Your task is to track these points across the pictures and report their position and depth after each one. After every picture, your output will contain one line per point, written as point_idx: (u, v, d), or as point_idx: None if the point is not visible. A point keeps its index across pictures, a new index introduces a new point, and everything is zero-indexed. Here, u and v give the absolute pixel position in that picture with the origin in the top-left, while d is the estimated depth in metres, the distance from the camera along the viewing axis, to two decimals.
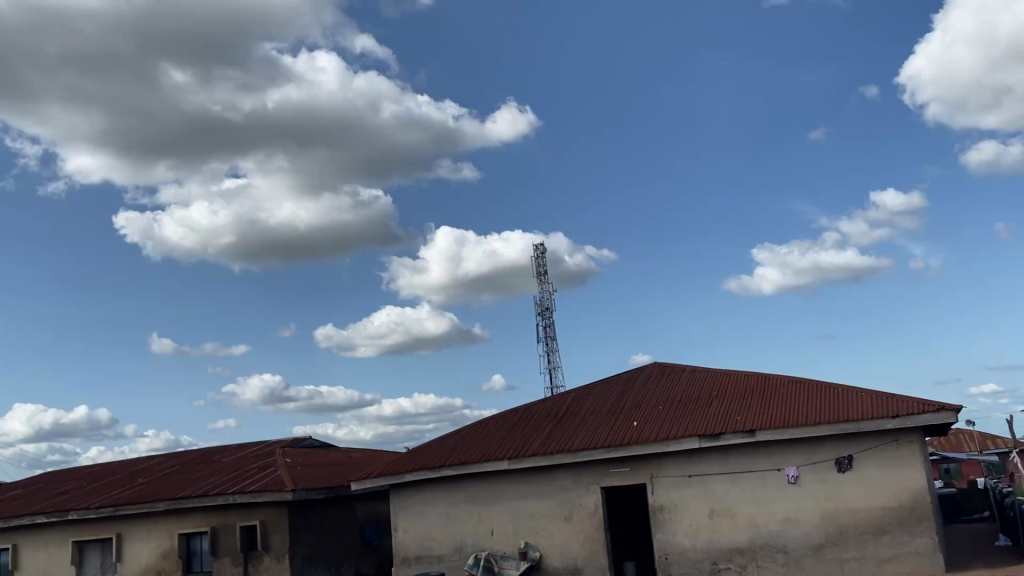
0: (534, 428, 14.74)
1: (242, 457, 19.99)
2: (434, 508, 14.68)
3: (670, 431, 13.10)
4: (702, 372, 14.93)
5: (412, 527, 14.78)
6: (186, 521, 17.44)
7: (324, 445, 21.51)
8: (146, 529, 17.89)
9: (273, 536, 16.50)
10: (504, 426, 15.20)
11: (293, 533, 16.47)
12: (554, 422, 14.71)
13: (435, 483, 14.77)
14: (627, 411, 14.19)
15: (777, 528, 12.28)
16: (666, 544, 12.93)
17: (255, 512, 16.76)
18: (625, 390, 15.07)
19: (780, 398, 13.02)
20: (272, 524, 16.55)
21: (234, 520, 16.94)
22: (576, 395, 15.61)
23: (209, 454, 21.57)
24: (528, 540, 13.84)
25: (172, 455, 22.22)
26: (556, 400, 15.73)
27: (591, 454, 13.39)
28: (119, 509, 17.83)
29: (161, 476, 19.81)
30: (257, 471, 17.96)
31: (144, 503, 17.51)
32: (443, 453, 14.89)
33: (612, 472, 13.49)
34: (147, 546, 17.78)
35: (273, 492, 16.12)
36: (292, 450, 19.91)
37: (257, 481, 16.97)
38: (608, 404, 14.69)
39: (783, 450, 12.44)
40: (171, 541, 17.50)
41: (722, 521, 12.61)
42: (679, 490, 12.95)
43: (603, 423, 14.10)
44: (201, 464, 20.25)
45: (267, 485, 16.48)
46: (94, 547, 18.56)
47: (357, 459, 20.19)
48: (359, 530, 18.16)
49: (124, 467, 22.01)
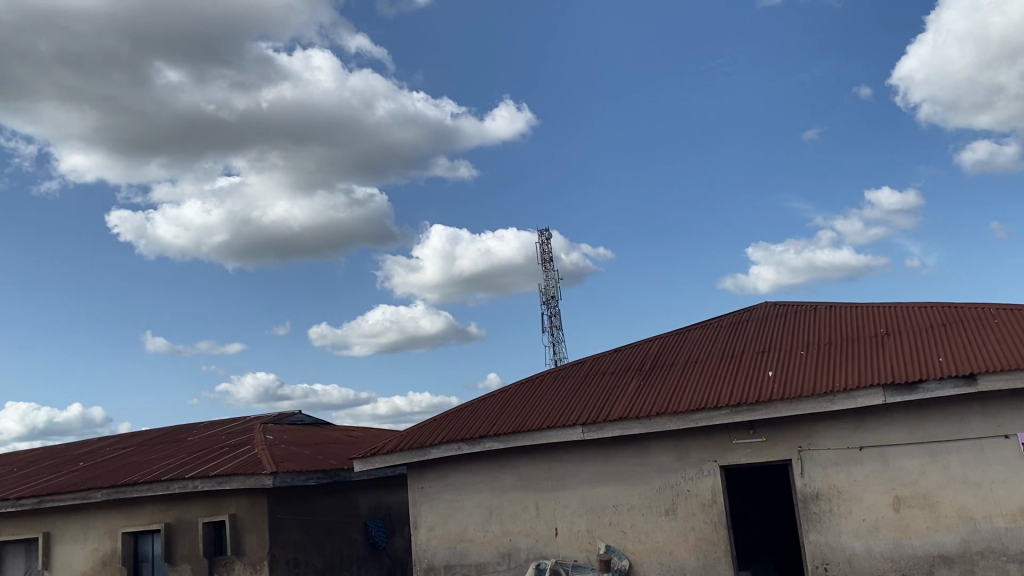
0: (614, 383, 10.48)
1: (212, 435, 15.67)
2: (471, 497, 10.39)
3: (829, 381, 8.84)
4: (847, 308, 10.64)
5: (441, 525, 10.51)
6: (133, 516, 13.15)
7: (317, 422, 17.19)
8: (82, 527, 13.60)
9: (248, 535, 12.21)
10: (569, 382, 10.95)
11: (274, 533, 12.18)
12: (642, 376, 10.42)
13: (471, 463, 10.47)
14: (750, 359, 9.93)
15: (1007, 526, 7.99)
16: (826, 549, 8.69)
17: (223, 504, 12.47)
18: (739, 333, 10.83)
19: (994, 332, 8.73)
20: (246, 520, 12.26)
21: (195, 515, 12.65)
22: (665, 343, 11.35)
23: (171, 433, 17.23)
24: (610, 543, 9.57)
25: (127, 435, 17.87)
26: (635, 350, 11.42)
27: (708, 418, 9.10)
28: (45, 501, 13.53)
29: (108, 459, 15.51)
30: (227, 450, 13.65)
31: (77, 493, 13.22)
32: (484, 420, 10.61)
33: (738, 444, 9.18)
34: (83, 550, 13.50)
35: (247, 477, 11.83)
36: (276, 427, 15.60)
37: (226, 462, 12.67)
38: (719, 351, 10.44)
39: (1014, 406, 8.13)
40: (114, 542, 13.21)
41: (916, 515, 8.35)
42: (844, 469, 8.70)
43: (717, 376, 9.82)
44: (160, 445, 15.93)
45: (238, 467, 12.19)
46: (16, 549, 14.25)
47: (359, 437, 15.88)
48: (363, 527, 13.87)
49: (66, 451, 17.65)
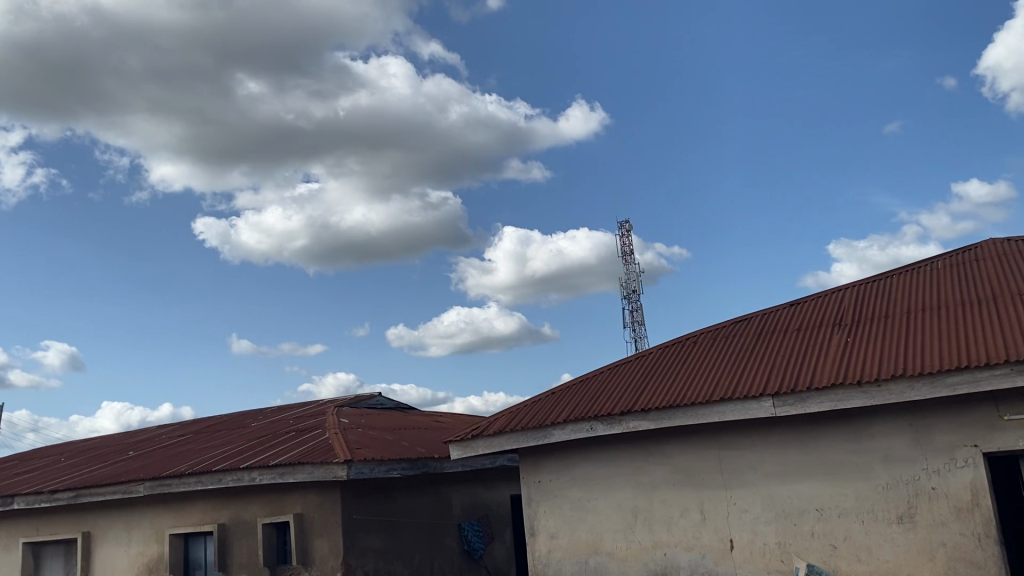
0: (805, 341, 7.58)
1: (278, 420, 13.36)
2: (608, 495, 7.70)
3: None
4: None
5: (566, 533, 7.86)
6: (182, 514, 10.89)
7: (399, 406, 14.77)
8: (125, 526, 11.42)
9: (316, 540, 9.77)
10: (737, 340, 8.08)
11: (350, 538, 9.72)
12: (844, 331, 7.53)
13: (606, 449, 7.76)
14: (1013, 304, 6.90)
15: None
16: None
17: (287, 500, 10.07)
18: (977, 274, 7.79)
19: None
20: (315, 522, 9.83)
21: (254, 514, 10.29)
22: (864, 290, 8.38)
23: (233, 420, 15.02)
24: (813, 561, 6.76)
25: (187, 422, 15.75)
26: (819, 300, 8.51)
27: (972, 382, 6.12)
28: (82, 496, 11.40)
29: (160, 447, 13.36)
30: (293, 435, 11.28)
31: (118, 486, 11.02)
32: (624, 391, 7.83)
33: (1013, 422, 6.14)
34: (126, 554, 11.31)
35: (314, 468, 9.39)
36: (352, 410, 13.20)
37: (290, 448, 10.27)
38: (956, 296, 7.43)
39: None
40: (161, 546, 10.96)
41: None
42: None
43: (967, 327, 6.83)
44: (218, 432, 13.71)
45: (305, 454, 9.76)
46: (55, 551, 12.18)
47: (447, 423, 13.35)
48: (456, 531, 11.35)
49: (120, 440, 15.63)
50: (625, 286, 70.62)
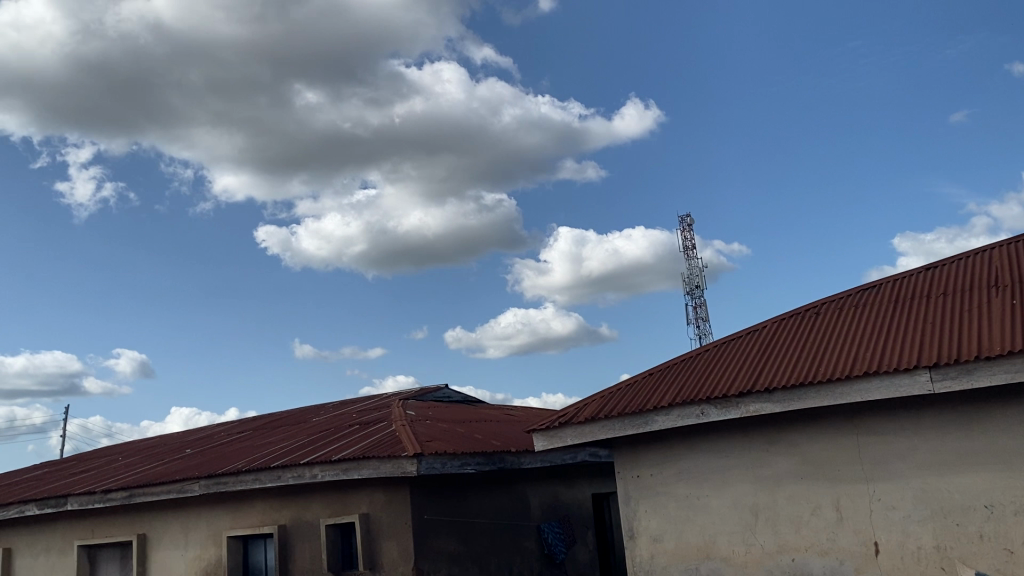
0: (955, 306, 6.36)
1: (340, 414, 12.54)
2: (721, 491, 6.61)
3: None
4: None
5: (672, 535, 6.79)
6: (240, 515, 10.10)
7: (467, 399, 13.84)
8: (181, 528, 10.69)
9: (384, 543, 8.87)
10: (867, 309, 6.88)
11: (422, 541, 8.79)
12: (1003, 294, 6.29)
13: (718, 438, 6.66)
14: None
15: None
16: None
17: (352, 500, 9.19)
18: None
19: None
20: (382, 523, 8.92)
21: (317, 514, 9.43)
22: (1016, 248, 7.10)
23: (293, 415, 14.26)
24: (983, 570, 5.55)
25: (246, 419, 15.07)
26: (964, 260, 7.22)
27: None
28: (136, 496, 10.69)
29: (217, 444, 12.64)
30: (356, 428, 10.40)
31: (172, 485, 10.28)
32: (736, 370, 6.70)
33: None
34: (183, 559, 10.56)
35: (381, 463, 8.48)
36: (418, 403, 12.31)
37: (354, 442, 9.38)
38: None
39: None
40: (219, 550, 10.18)
41: None
42: None
43: None
44: (277, 428, 12.94)
45: (370, 448, 8.85)
46: (111, 554, 11.53)
47: (520, 416, 12.37)
48: (536, 533, 10.35)
49: (177, 438, 15.01)
50: (686, 281, 68.96)
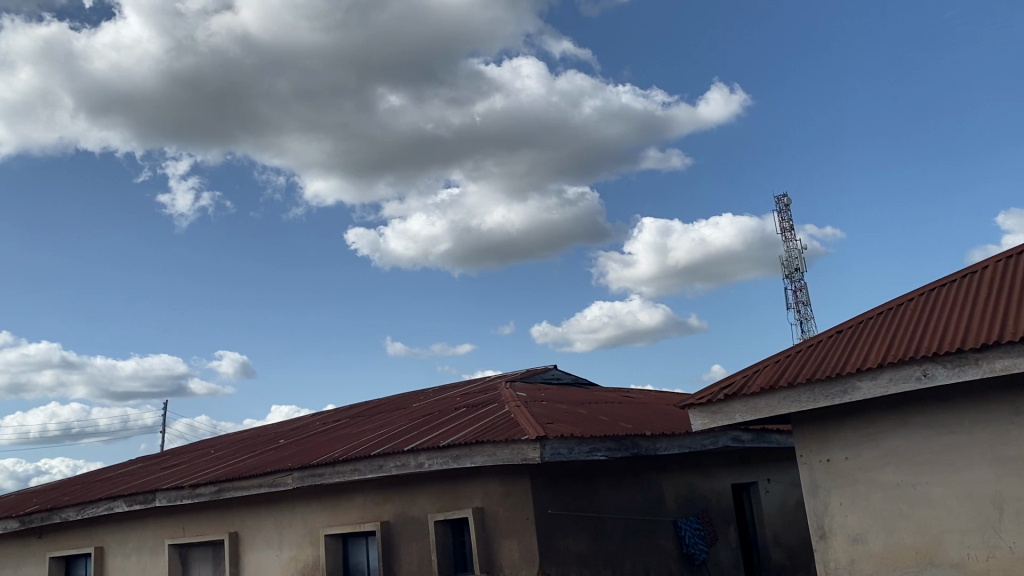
0: None
1: (442, 399, 11.38)
2: (946, 477, 5.08)
3: None
4: None
5: (880, 534, 5.30)
6: (339, 511, 9.01)
7: (579, 381, 12.49)
8: (275, 526, 9.69)
9: (502, 542, 7.62)
10: None
11: (547, 539, 7.50)
12: None
13: (939, 408, 5.13)
14: None
15: None
16: None
17: (464, 492, 7.97)
18: None
19: None
20: (499, 519, 7.67)
21: (423, 509, 8.25)
22: None
23: (391, 403, 13.15)
24: None
25: (342, 408, 14.10)
26: None
27: None
28: (225, 491, 9.74)
29: (312, 434, 11.64)
30: (464, 412, 9.18)
31: (263, 477, 9.28)
32: (962, 318, 5.12)
33: None
34: (278, 559, 9.55)
35: (497, 450, 7.22)
36: (527, 384, 11.04)
37: (464, 426, 8.14)
38: None
39: None
40: (316, 550, 9.13)
41: None
42: None
43: None
44: (375, 416, 11.85)
45: (483, 432, 7.60)
46: (203, 554, 10.65)
47: (642, 398, 10.96)
48: (673, 529, 8.93)
49: (271, 430, 14.14)
50: (787, 265, 65.77)
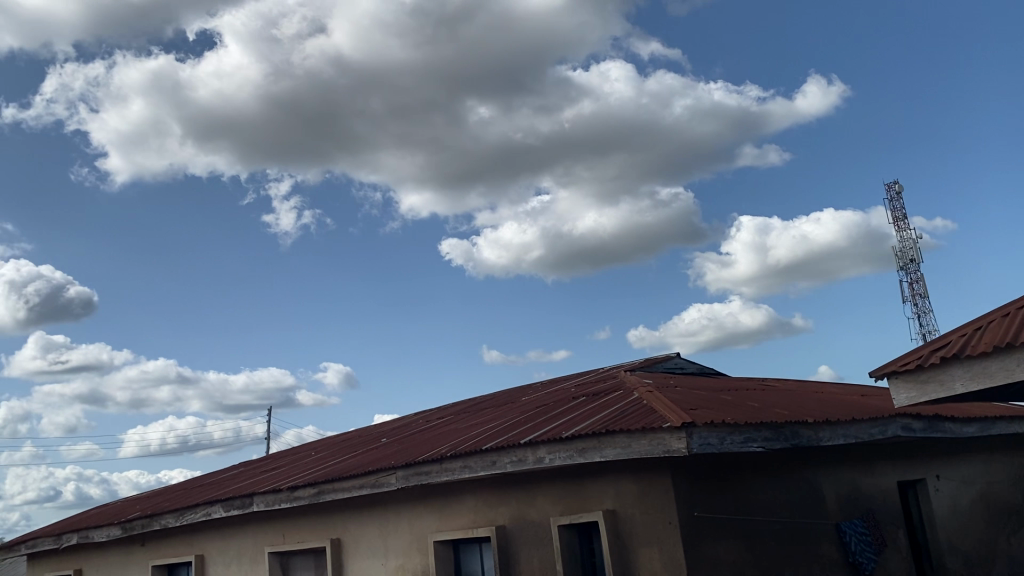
0: None
1: (556, 390, 10.33)
2: None
3: None
4: None
5: None
6: (448, 514, 8.05)
7: (706, 369, 11.23)
8: (380, 531, 8.82)
9: (640, 550, 6.52)
10: None
11: (694, 547, 6.33)
12: None
13: None
14: None
15: None
16: None
17: (591, 492, 6.88)
18: None
19: None
20: (636, 522, 6.56)
21: (545, 511, 7.20)
22: None
23: (499, 399, 12.17)
24: None
25: (446, 406, 13.22)
26: None
27: None
28: (325, 493, 8.94)
29: (416, 432, 10.76)
30: (585, 400, 8.09)
31: (365, 477, 8.42)
32: None
33: None
34: (384, 569, 8.67)
35: (632, 441, 6.11)
36: (651, 372, 9.87)
37: (589, 415, 7.06)
38: None
39: None
40: (425, 558, 8.20)
41: None
42: None
43: None
44: (483, 411, 10.89)
45: (613, 420, 6.49)
46: (305, 563, 9.90)
47: (784, 385, 9.63)
48: (836, 534, 7.60)
49: (373, 430, 13.37)
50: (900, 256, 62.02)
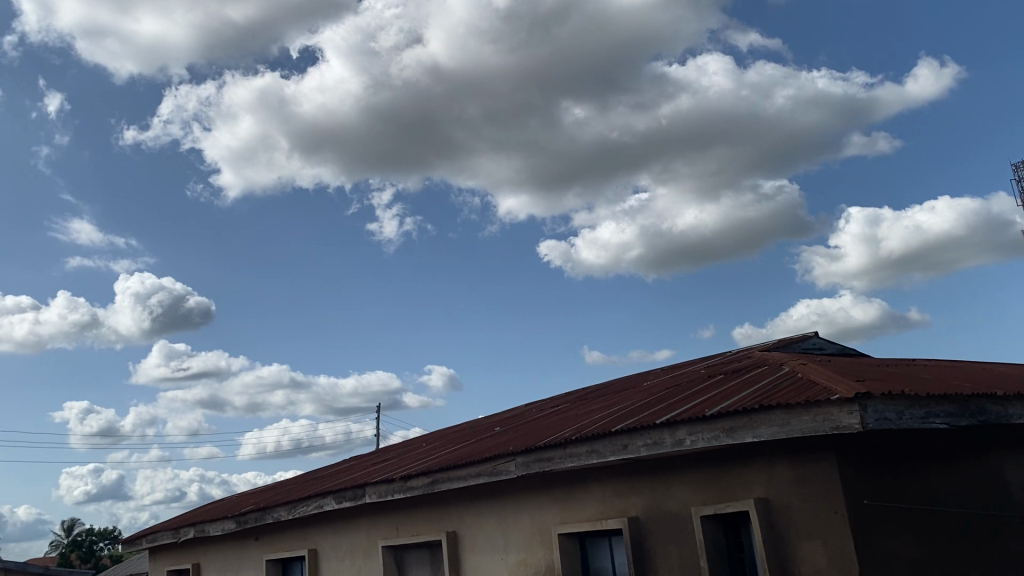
0: None
1: (683, 373, 9.52)
2: None
3: None
4: None
5: None
6: (573, 505, 7.38)
7: (848, 349, 10.19)
8: (498, 524, 8.22)
9: (800, 544, 5.68)
10: None
11: (867, 541, 5.45)
12: None
13: None
14: None
15: None
16: None
17: (739, 478, 6.08)
18: None
19: None
20: (794, 512, 5.72)
21: (684, 501, 6.44)
22: None
23: (618, 385, 11.42)
24: None
25: (560, 396, 12.55)
26: None
27: None
28: (439, 483, 8.41)
29: (532, 420, 10.13)
30: (723, 379, 7.27)
31: (482, 465, 7.84)
32: None
33: None
34: (504, 565, 8.07)
35: (790, 417, 5.29)
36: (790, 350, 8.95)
37: (732, 391, 6.26)
38: None
39: None
40: (550, 553, 7.54)
41: None
42: None
43: None
44: (603, 397, 10.18)
45: (765, 395, 5.68)
46: (420, 557, 9.42)
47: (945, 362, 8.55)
48: None
49: (485, 421, 12.82)
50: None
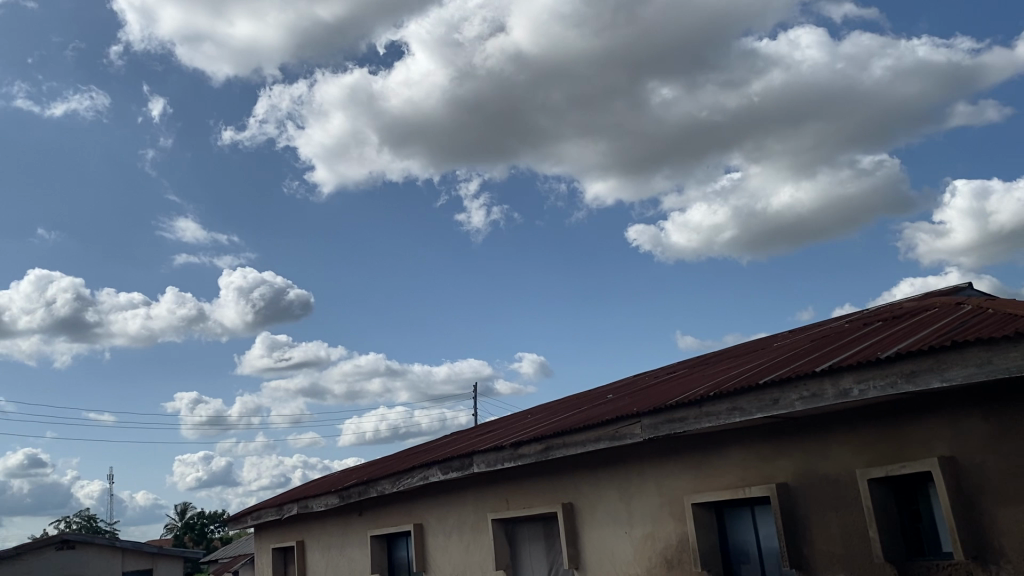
0: None
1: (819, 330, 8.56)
2: None
3: None
4: None
5: None
6: (708, 471, 6.58)
7: None
8: (621, 494, 7.49)
9: (999, 511, 4.75)
10: None
11: None
12: None
13: None
14: None
15: None
16: None
17: (915, 434, 5.17)
18: None
19: None
20: (991, 473, 4.79)
21: (845, 463, 5.57)
22: None
23: (741, 349, 10.50)
24: None
25: (675, 364, 11.69)
26: None
27: None
28: (554, 449, 7.72)
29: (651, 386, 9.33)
30: (881, 327, 6.33)
31: (603, 429, 7.11)
32: None
33: None
34: (630, 539, 7.32)
35: (992, 356, 4.38)
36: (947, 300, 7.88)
37: (904, 335, 5.35)
38: None
39: None
40: (682, 526, 6.76)
41: None
42: None
43: None
44: (728, 360, 9.29)
45: (953, 334, 4.76)
46: (534, 532, 8.77)
47: None
48: None
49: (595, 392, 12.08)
50: None
